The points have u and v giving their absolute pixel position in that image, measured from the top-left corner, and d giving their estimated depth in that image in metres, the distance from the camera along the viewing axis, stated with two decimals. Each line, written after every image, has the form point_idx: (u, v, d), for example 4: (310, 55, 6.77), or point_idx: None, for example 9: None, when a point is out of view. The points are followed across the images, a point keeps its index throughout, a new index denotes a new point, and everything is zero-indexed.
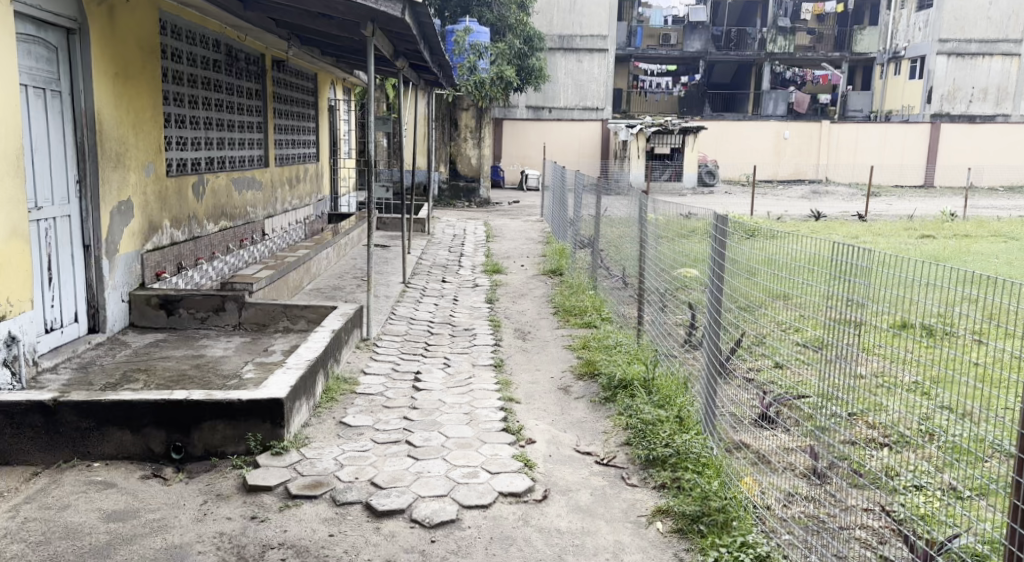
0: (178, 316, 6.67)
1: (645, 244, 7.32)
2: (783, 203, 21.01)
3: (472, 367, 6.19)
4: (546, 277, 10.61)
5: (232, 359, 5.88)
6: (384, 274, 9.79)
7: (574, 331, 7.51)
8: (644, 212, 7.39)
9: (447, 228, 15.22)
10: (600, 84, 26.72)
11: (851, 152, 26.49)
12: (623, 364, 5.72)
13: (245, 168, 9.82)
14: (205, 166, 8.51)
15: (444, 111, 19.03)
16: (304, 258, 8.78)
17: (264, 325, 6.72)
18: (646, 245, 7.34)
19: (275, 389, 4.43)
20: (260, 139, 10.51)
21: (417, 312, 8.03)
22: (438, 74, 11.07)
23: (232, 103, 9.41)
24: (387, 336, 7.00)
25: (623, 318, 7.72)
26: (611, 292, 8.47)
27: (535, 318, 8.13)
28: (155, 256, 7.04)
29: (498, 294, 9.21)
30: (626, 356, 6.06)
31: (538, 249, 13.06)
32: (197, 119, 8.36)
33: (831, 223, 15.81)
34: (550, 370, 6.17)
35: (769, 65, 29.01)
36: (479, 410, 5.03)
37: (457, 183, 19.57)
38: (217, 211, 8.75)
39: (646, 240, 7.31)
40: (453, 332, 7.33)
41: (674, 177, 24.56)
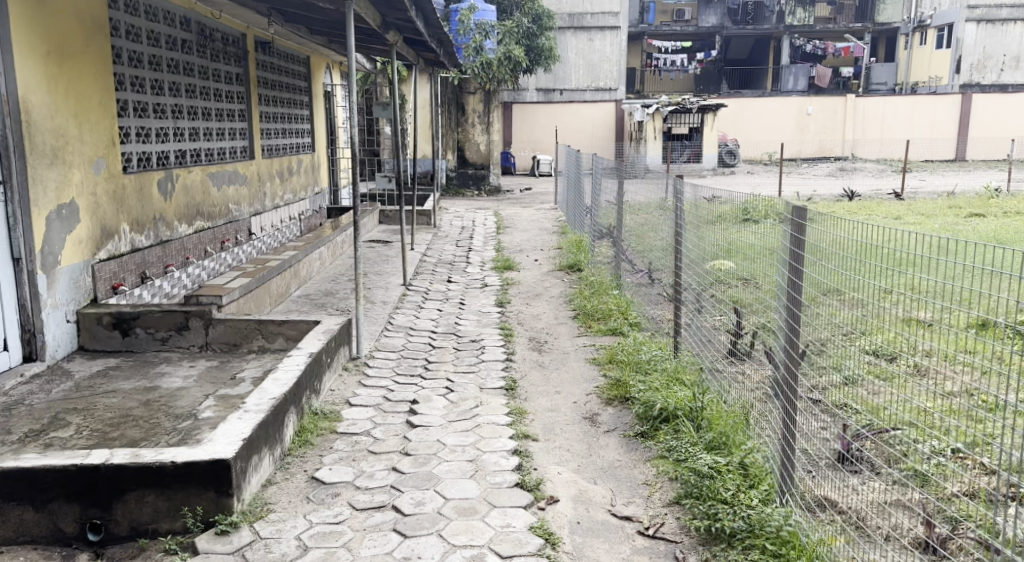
0: (134, 337, 5.70)
1: (682, 249, 6.15)
2: (811, 182, 19.92)
3: (480, 391, 5.18)
4: (563, 272, 9.59)
5: (192, 391, 4.92)
6: (382, 276, 8.81)
7: (597, 340, 6.52)
8: (679, 209, 6.22)
9: (455, 220, 14.22)
10: (612, 63, 25.53)
11: (879, 127, 25.36)
12: (661, 389, 4.65)
13: (224, 161, 8.82)
14: (174, 160, 7.54)
15: (450, 95, 17.96)
16: (290, 262, 7.83)
17: (235, 345, 5.75)
18: (683, 249, 6.18)
19: (221, 445, 3.48)
20: (244, 128, 9.52)
21: (418, 321, 7.04)
22: (437, 51, 10.01)
23: (207, 88, 8.40)
24: (382, 352, 6.03)
25: (655, 322, 6.70)
26: (637, 291, 7.43)
27: (552, 324, 7.13)
28: (111, 265, 6.10)
29: (509, 296, 8.22)
30: (663, 373, 5.07)
31: (553, 240, 12.06)
32: (163, 107, 7.37)
33: (866, 203, 14.73)
34: (573, 392, 5.16)
35: (788, 38, 27.81)
36: (487, 455, 4.04)
37: (466, 170, 18.47)
38: (190, 212, 7.77)
39: (683, 243, 6.15)
40: (458, 344, 6.34)
41: (694, 158, 23.51)
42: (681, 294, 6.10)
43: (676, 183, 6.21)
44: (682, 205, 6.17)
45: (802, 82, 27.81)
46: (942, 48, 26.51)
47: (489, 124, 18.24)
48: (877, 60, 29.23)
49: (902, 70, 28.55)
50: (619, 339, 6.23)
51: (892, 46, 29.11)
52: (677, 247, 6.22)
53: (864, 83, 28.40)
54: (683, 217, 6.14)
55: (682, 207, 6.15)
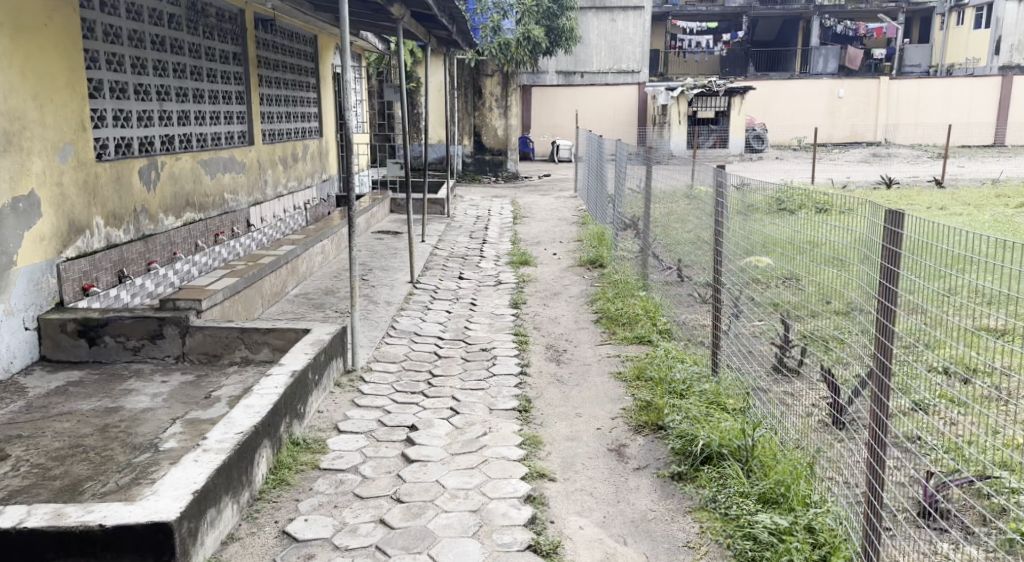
0: (103, 347, 5.08)
1: (722, 248, 5.38)
2: (843, 169, 19.12)
3: (489, 413, 4.51)
4: (584, 269, 8.92)
5: (159, 414, 4.29)
6: (388, 272, 8.16)
7: (622, 350, 5.84)
8: (719, 200, 5.43)
9: (470, 209, 13.57)
10: (636, 44, 24.64)
11: (914, 109, 24.47)
12: (702, 418, 3.95)
13: (219, 147, 8.18)
14: (159, 146, 6.92)
15: (467, 78, 17.28)
16: (286, 257, 7.18)
17: (215, 355, 5.12)
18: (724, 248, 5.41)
19: (166, 499, 2.86)
20: (242, 111, 8.88)
21: (424, 325, 6.39)
22: (449, 28, 9.29)
23: (199, 68, 7.76)
24: (381, 363, 5.38)
25: (687, 328, 6.02)
26: (667, 291, 6.72)
27: (571, 329, 6.47)
28: (81, 264, 5.52)
29: (525, 296, 7.56)
30: (702, 395, 4.37)
31: (573, 232, 11.40)
32: (147, 88, 6.74)
33: (903, 192, 13.98)
34: (596, 415, 4.50)
35: (819, 19, 26.83)
36: (495, 503, 3.39)
37: (482, 156, 17.77)
38: (179, 203, 7.15)
39: (723, 241, 5.38)
40: (467, 354, 5.69)
41: (720, 143, 22.90)
42: (719, 299, 5.36)
43: (716, 171, 5.42)
44: (724, 197, 5.38)
45: (832, 64, 26.82)
46: (980, 28, 25.44)
47: (507, 108, 17.54)
48: (911, 41, 28.16)
49: (938, 52, 27.50)
50: (648, 350, 5.54)
51: (926, 27, 28.02)
52: (716, 243, 5.44)
53: (896, 65, 27.39)
54: (724, 211, 5.36)
55: (724, 199, 5.36)
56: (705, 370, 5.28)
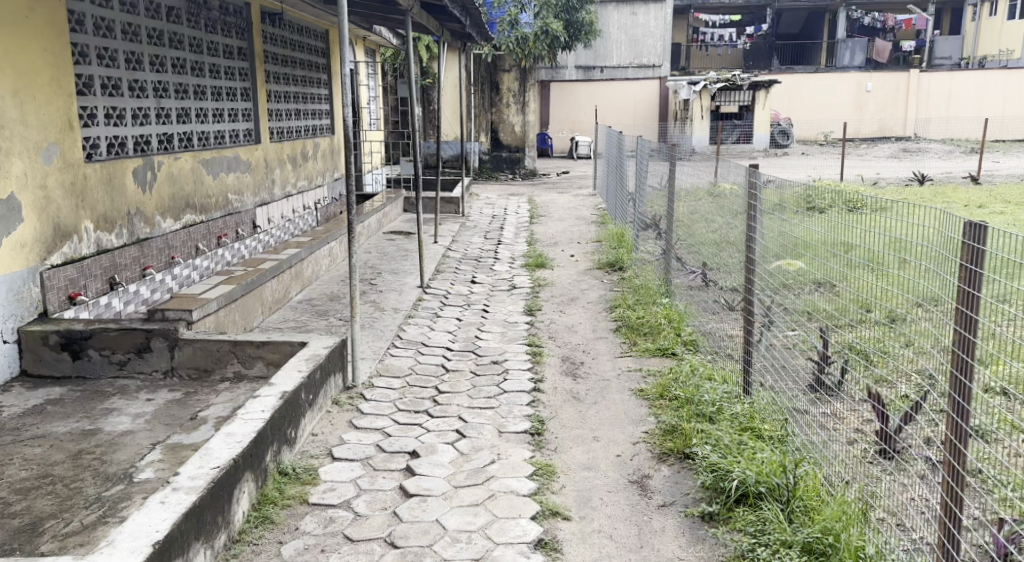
0: (87, 361, 4.74)
1: (755, 253, 4.96)
2: (873, 166, 18.61)
3: (498, 437, 4.15)
4: (603, 272, 8.55)
5: (139, 437, 3.95)
6: (398, 277, 7.82)
7: (643, 364, 5.46)
8: (753, 201, 5.01)
9: (486, 208, 13.21)
10: (657, 39, 23.87)
11: (946, 102, 24.03)
12: (734, 447, 3.58)
13: (222, 146, 7.84)
14: (157, 145, 6.59)
15: (483, 73, 16.93)
16: (289, 261, 6.84)
17: (206, 370, 4.77)
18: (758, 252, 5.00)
19: (122, 554, 2.54)
20: (248, 109, 8.55)
21: (433, 336, 6.03)
22: (463, 20, 8.90)
23: (201, 64, 7.42)
24: (384, 379, 5.02)
25: (713, 341, 5.63)
26: (691, 298, 6.33)
27: (589, 340, 6.10)
28: (67, 271, 5.20)
29: (541, 303, 7.19)
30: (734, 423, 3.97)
31: (592, 231, 11.03)
32: (143, 85, 6.41)
33: (937, 189, 13.55)
34: (615, 439, 4.13)
35: (845, 11, 26.26)
36: (501, 550, 3.04)
37: (499, 154, 17.38)
38: (178, 205, 6.82)
39: (757, 245, 4.97)
40: (476, 369, 5.33)
41: (743, 139, 22.31)
42: (751, 307, 4.96)
43: (750, 170, 5.00)
44: (757, 198, 4.96)
45: (859, 57, 26.24)
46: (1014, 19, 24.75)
47: (525, 104, 17.15)
48: (940, 32, 27.46)
49: (969, 43, 26.76)
50: (671, 366, 5.16)
51: (957, 18, 27.31)
52: (750, 248, 5.03)
53: (926, 58, 26.72)
54: (758, 213, 4.94)
55: (758, 201, 4.94)
56: (736, 389, 4.89)
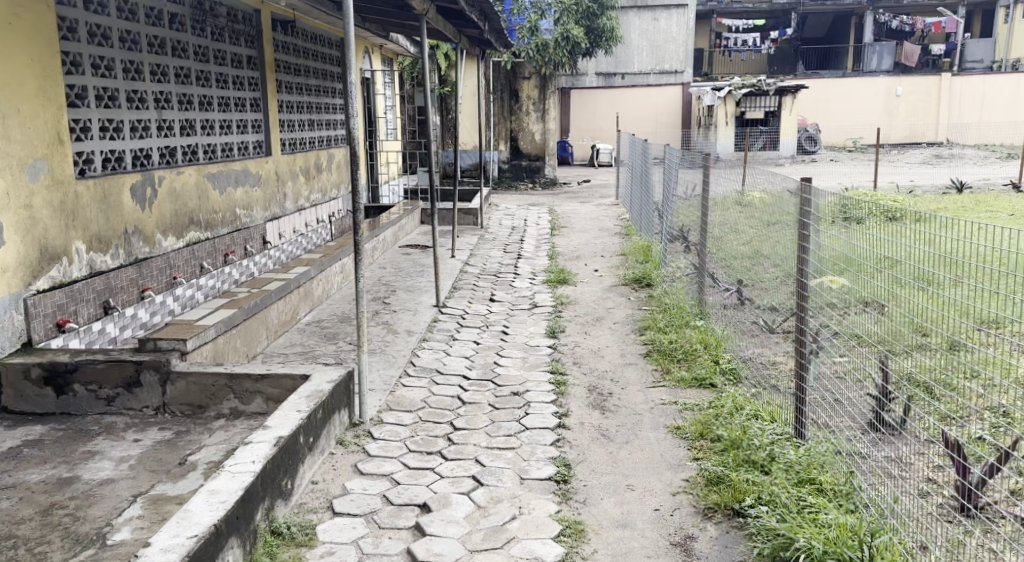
0: (72, 396, 4.34)
1: (807, 269, 4.49)
2: (906, 174, 18.04)
3: (519, 485, 3.75)
4: (629, 288, 8.11)
5: (120, 486, 3.57)
6: (413, 296, 7.42)
7: (675, 394, 5.03)
8: (805, 213, 4.53)
9: (506, 219, 12.81)
10: (679, 43, 23.52)
11: (978, 105, 23.62)
12: (795, 512, 3.30)
13: (230, 159, 7.45)
14: (159, 160, 6.22)
15: (503, 81, 16.63)
16: (298, 281, 6.46)
17: (200, 406, 4.36)
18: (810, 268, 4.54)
19: None
20: (259, 119, 8.17)
21: (449, 363, 5.63)
22: (481, 25, 8.48)
23: (207, 73, 7.03)
24: (395, 413, 4.62)
25: (758, 370, 5.12)
26: (727, 320, 5.88)
27: (616, 366, 5.66)
28: (55, 296, 4.83)
29: (565, 323, 6.77)
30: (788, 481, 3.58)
31: (616, 244, 10.59)
32: (143, 96, 6.01)
33: (975, 199, 13.03)
34: (651, 489, 3.73)
35: (872, 14, 25.68)
36: None
37: (519, 162, 16.98)
38: (181, 221, 6.44)
39: (809, 260, 4.50)
40: (496, 401, 4.92)
41: (770, 145, 21.75)
42: (803, 332, 4.49)
43: (802, 181, 4.53)
44: (810, 209, 4.49)
45: (887, 61, 25.62)
46: None
47: (546, 112, 16.71)
48: (971, 35, 26.76)
49: (1002, 47, 25.82)
50: (716, 400, 4.69)
51: (988, 20, 26.59)
52: (800, 263, 4.56)
53: (956, 62, 26.04)
54: (810, 226, 4.47)
55: (811, 211, 4.47)
56: (788, 429, 4.39)
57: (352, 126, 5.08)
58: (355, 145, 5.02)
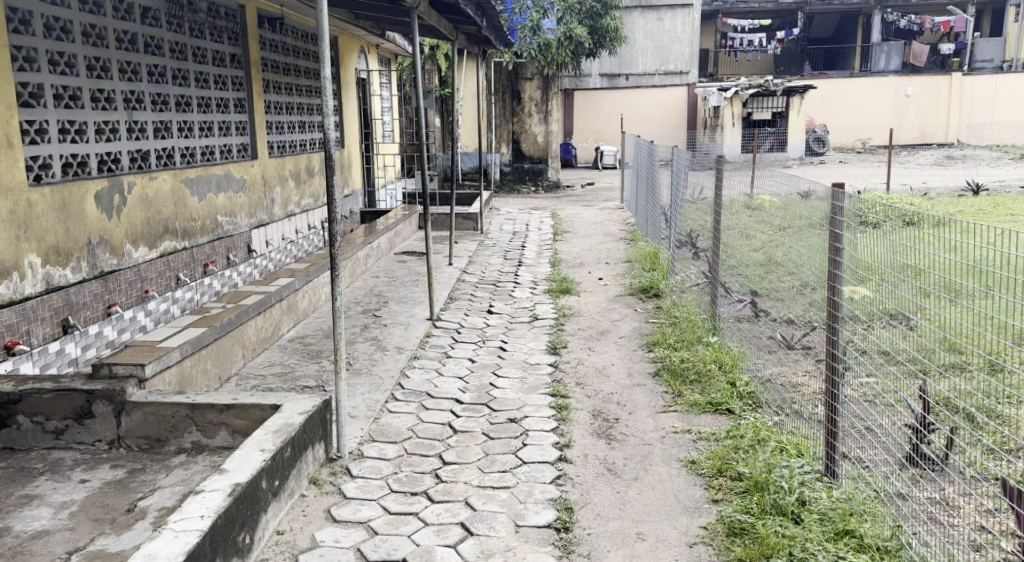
0: (16, 429, 3.90)
1: (840, 285, 3.98)
2: (920, 176, 17.56)
3: (514, 535, 3.32)
4: (636, 298, 7.65)
5: (55, 541, 3.14)
6: (405, 308, 6.97)
7: (687, 421, 4.58)
8: (836, 221, 4.03)
9: (507, 224, 12.36)
10: (685, 44, 22.78)
11: (989, 106, 23.15)
12: None
13: (211, 163, 6.97)
14: (129, 165, 5.75)
15: (505, 82, 16.17)
16: (279, 293, 6.01)
17: (159, 439, 3.91)
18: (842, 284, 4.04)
19: None
20: (243, 121, 7.69)
21: (441, 384, 5.17)
22: (478, 21, 8.00)
23: (185, 71, 6.56)
24: (378, 445, 4.16)
25: (780, 394, 4.63)
26: (743, 337, 5.42)
27: (623, 388, 5.19)
28: (5, 316, 4.41)
29: (567, 338, 6.31)
30: (823, 538, 3.13)
31: (621, 250, 10.13)
32: (111, 96, 5.55)
33: (993, 202, 12.56)
34: (665, 540, 3.30)
35: (880, 13, 25.20)
36: None
37: (522, 165, 16.51)
38: (154, 230, 5.97)
39: (841, 274, 3.99)
40: (490, 429, 4.46)
41: (777, 147, 21.43)
42: (836, 358, 3.96)
43: (832, 187, 4.05)
44: (841, 217, 4.00)
45: (895, 61, 25.15)
46: None
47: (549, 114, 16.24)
48: (981, 35, 26.14)
49: (1012, 45, 25.14)
50: (733, 430, 4.21)
51: (998, 18, 26.03)
52: (830, 279, 4.05)
53: (964, 61, 25.55)
54: (843, 236, 3.97)
55: (843, 220, 3.98)
56: (817, 466, 3.88)
57: (326, 125, 4.46)
58: (332, 148, 4.42)
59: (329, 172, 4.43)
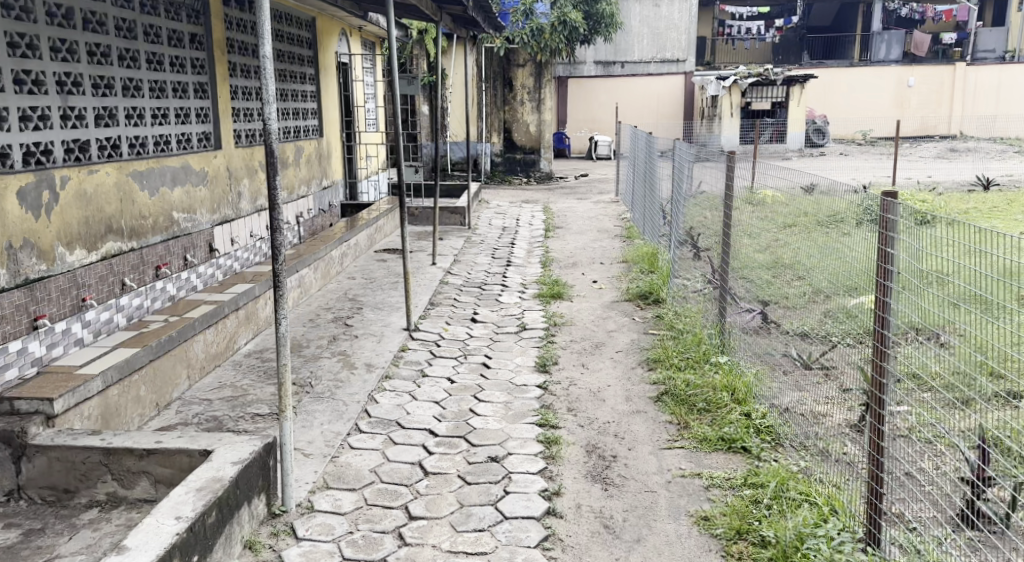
0: None
1: (892, 314, 3.24)
2: (924, 169, 16.97)
3: None
4: (634, 305, 7.03)
5: None
6: (380, 316, 6.32)
7: (695, 460, 3.97)
8: (885, 235, 3.28)
9: (495, 218, 11.70)
10: (681, 31, 22.28)
11: (993, 98, 22.56)
12: None
13: (166, 154, 6.00)
14: (64, 158, 4.94)
15: (496, 69, 15.45)
16: (235, 303, 5.32)
17: (67, 490, 3.27)
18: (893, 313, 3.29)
19: None
20: (205, 107, 6.60)
21: (414, 410, 4.53)
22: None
23: (133, 52, 5.61)
24: (334, 493, 3.53)
25: (804, 430, 4.00)
26: (754, 359, 4.79)
27: (621, 416, 4.56)
28: None
29: (559, 352, 5.67)
30: None
31: (617, 249, 9.50)
32: (39, 78, 4.75)
33: (1004, 200, 11.91)
34: None
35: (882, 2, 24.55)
36: None
37: (513, 155, 15.80)
38: (92, 231, 5.11)
39: (893, 301, 3.24)
40: (467, 470, 3.82)
41: (777, 138, 20.63)
42: (883, 404, 3.23)
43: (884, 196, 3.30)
44: (894, 231, 3.24)
45: (896, 50, 24.46)
46: None
47: (541, 102, 15.52)
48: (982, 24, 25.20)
49: (1014, 36, 24.51)
50: (754, 478, 3.63)
51: (1000, 8, 25.21)
52: (878, 307, 3.30)
53: (965, 52, 24.94)
54: (895, 255, 3.23)
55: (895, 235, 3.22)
56: (855, 529, 3.27)
57: (266, 114, 3.79)
58: (273, 141, 3.77)
59: (271, 171, 3.78)
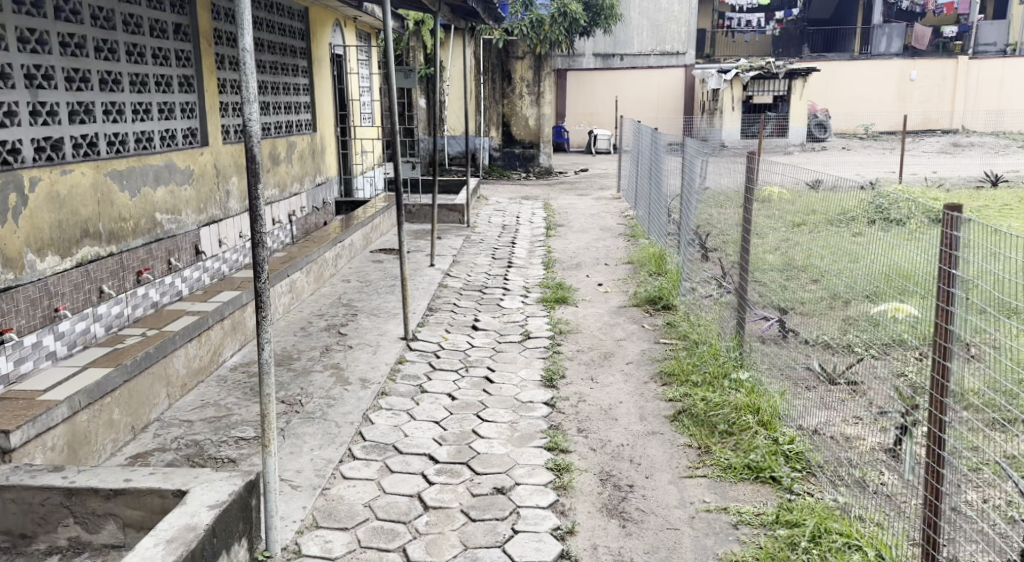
0: None
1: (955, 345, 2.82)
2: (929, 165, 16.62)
3: None
4: (642, 310, 6.68)
5: None
6: (375, 324, 5.97)
7: (719, 492, 3.63)
8: (949, 254, 2.85)
9: (495, 216, 11.36)
10: (682, 23, 21.98)
11: (996, 91, 22.24)
12: None
13: (148, 152, 5.62)
14: (34, 159, 4.56)
15: (494, 61, 15.06)
16: (219, 314, 4.96)
17: (23, 535, 2.92)
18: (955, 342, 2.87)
19: None
20: (191, 102, 6.19)
21: (412, 432, 4.18)
22: None
23: (111, 43, 5.21)
24: (325, 534, 3.20)
25: (836, 457, 3.65)
26: (775, 376, 4.44)
27: (635, 438, 4.22)
28: None
29: (565, 364, 5.32)
30: None
31: (620, 249, 9.15)
32: (5, 71, 4.37)
33: (1016, 197, 11.58)
34: None
35: None
36: None
37: (511, 149, 15.40)
38: (66, 236, 4.74)
39: (956, 329, 2.82)
40: (471, 504, 3.48)
41: (778, 132, 20.39)
42: (942, 443, 2.85)
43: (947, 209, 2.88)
44: (958, 249, 2.82)
45: (897, 43, 24.10)
46: None
47: (540, 95, 15.17)
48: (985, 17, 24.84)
49: (1016, 28, 24.17)
50: (787, 515, 3.29)
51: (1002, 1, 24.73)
52: (939, 335, 2.88)
53: (967, 45, 24.62)
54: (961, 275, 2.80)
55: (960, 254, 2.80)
56: None
57: (246, 114, 3.45)
58: (255, 143, 3.42)
59: (251, 176, 3.43)
